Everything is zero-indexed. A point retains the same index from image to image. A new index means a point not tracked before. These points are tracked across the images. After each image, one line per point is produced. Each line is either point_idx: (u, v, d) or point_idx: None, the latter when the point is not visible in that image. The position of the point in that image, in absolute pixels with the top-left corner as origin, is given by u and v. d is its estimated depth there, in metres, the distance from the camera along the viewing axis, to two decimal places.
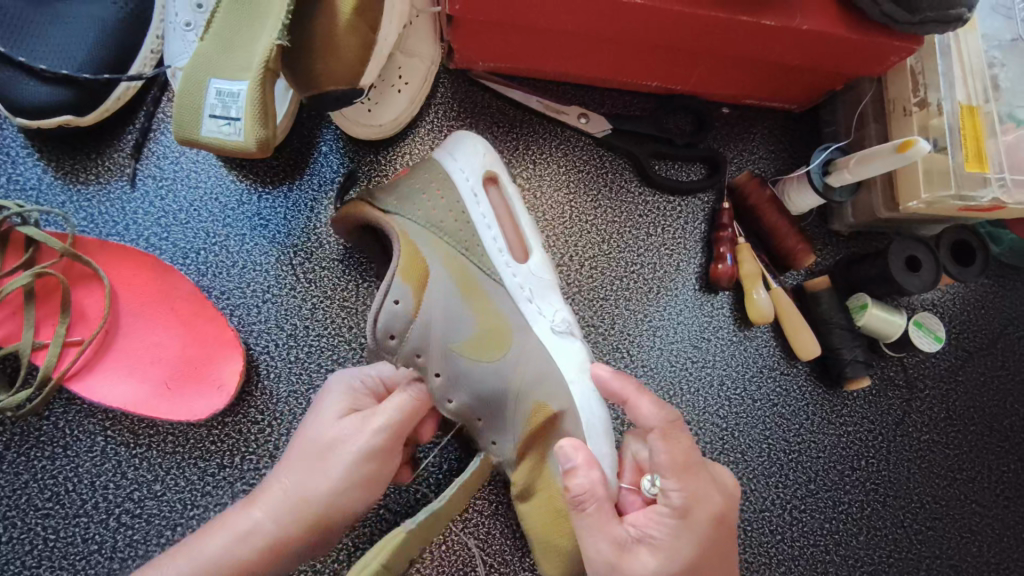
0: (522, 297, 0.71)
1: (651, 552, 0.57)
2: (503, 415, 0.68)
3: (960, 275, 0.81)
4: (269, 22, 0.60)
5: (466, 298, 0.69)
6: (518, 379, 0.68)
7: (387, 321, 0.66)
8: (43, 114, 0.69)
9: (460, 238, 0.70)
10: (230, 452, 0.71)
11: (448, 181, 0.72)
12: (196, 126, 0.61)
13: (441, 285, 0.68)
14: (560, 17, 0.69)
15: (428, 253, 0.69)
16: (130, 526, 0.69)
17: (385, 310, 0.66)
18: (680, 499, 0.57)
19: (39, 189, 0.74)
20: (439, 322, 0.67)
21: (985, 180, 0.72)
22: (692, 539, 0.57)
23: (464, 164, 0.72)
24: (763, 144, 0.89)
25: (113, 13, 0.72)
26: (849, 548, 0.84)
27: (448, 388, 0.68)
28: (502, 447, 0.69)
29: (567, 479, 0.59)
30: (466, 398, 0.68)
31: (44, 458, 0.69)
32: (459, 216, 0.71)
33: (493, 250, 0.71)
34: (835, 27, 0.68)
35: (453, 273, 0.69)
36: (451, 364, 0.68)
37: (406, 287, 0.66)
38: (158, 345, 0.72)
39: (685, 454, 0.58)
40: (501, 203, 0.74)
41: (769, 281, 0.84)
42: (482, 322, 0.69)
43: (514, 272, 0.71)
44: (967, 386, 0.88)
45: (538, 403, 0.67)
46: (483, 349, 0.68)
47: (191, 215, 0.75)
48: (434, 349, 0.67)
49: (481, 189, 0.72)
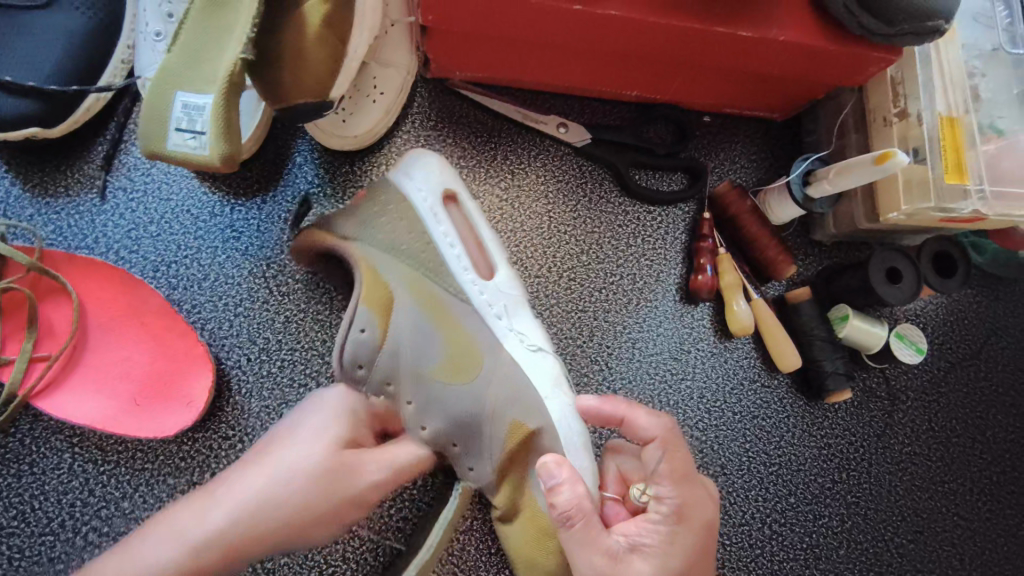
0: (492, 315, 0.69)
1: (645, 560, 0.56)
2: (478, 440, 0.66)
3: (941, 287, 0.80)
4: (235, 35, 0.59)
5: (434, 321, 0.68)
6: (492, 399, 0.66)
7: (353, 348, 0.67)
8: (8, 127, 0.68)
9: (422, 259, 0.69)
10: (200, 469, 0.70)
11: (404, 202, 0.70)
12: (162, 139, 0.60)
13: (409, 311, 0.68)
14: (534, 28, 0.68)
15: (390, 279, 0.68)
16: (97, 545, 0.68)
17: (351, 338, 0.67)
18: (673, 505, 0.59)
19: (7, 202, 0.73)
20: (408, 348, 0.67)
21: (964, 193, 0.71)
22: (689, 542, 0.58)
23: (421, 181, 0.70)
24: (743, 153, 0.88)
25: (81, 23, 0.70)
26: (830, 563, 0.83)
27: (420, 415, 0.67)
28: (480, 474, 0.67)
29: (551, 497, 0.56)
30: (439, 424, 0.67)
31: (10, 475, 0.68)
32: (422, 237, 0.69)
33: (458, 270, 0.69)
34: (811, 38, 0.67)
35: (419, 297, 0.68)
36: (421, 390, 0.67)
37: (369, 313, 0.67)
38: (126, 361, 0.71)
39: (684, 464, 0.62)
40: (465, 222, 0.73)
41: (750, 292, 0.83)
42: (451, 346, 0.67)
43: (480, 290, 0.70)
44: (949, 398, 0.87)
45: (513, 423, 0.65)
46: (453, 372, 0.67)
47: (162, 228, 0.74)
48: (404, 376, 0.67)
49: (440, 206, 0.70)
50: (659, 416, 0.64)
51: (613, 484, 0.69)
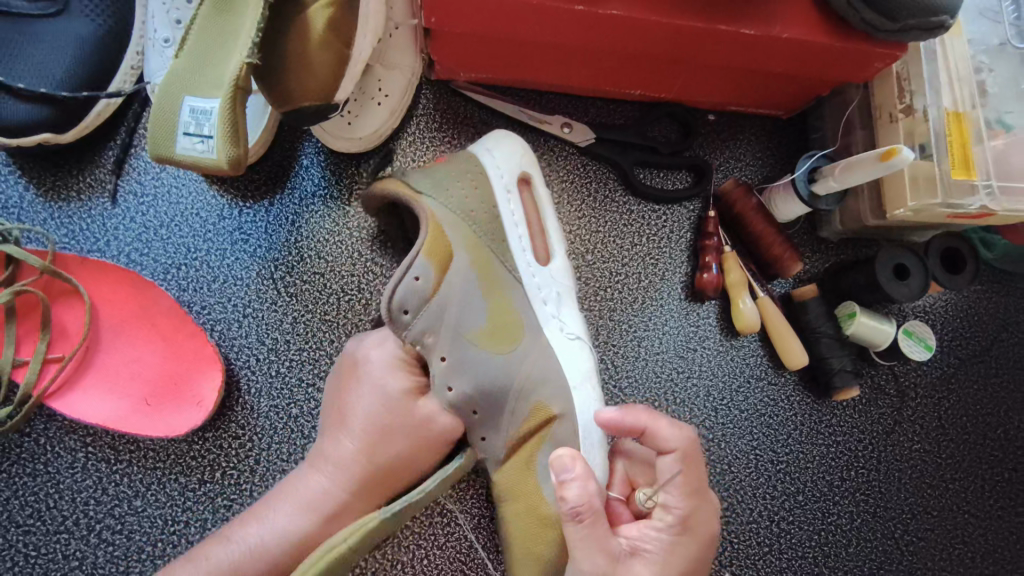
0: (538, 300, 0.71)
1: (645, 565, 0.57)
2: (500, 410, 0.67)
3: (949, 283, 0.79)
4: (241, 40, 0.60)
5: (484, 288, 0.68)
6: (525, 376, 0.67)
7: (403, 294, 0.65)
8: (22, 133, 0.70)
9: (487, 228, 0.70)
10: (211, 468, 0.71)
11: (483, 174, 0.71)
12: (170, 143, 0.61)
13: (463, 274, 0.67)
14: (537, 28, 0.69)
15: (453, 239, 0.67)
16: (111, 542, 0.69)
17: (404, 284, 0.65)
18: (679, 515, 0.59)
19: (21, 207, 0.74)
20: (454, 305, 0.67)
21: (971, 188, 0.71)
22: (691, 552, 0.59)
23: (502, 160, 0.72)
24: (749, 151, 0.88)
25: (91, 29, 0.72)
26: (838, 560, 0.83)
27: (450, 373, 0.66)
28: (492, 444, 0.67)
29: (561, 491, 0.56)
30: (466, 387, 0.66)
31: (26, 475, 0.70)
32: (491, 208, 0.70)
33: (517, 250, 0.71)
34: (814, 35, 0.67)
35: (475, 261, 0.68)
36: (458, 349, 0.67)
37: (428, 265, 0.65)
38: (138, 361, 0.72)
39: (698, 480, 0.61)
40: (532, 206, 0.74)
41: (756, 291, 0.83)
42: (496, 315, 0.68)
43: (532, 274, 0.71)
44: (959, 395, 0.86)
45: (538, 404, 0.67)
46: (496, 341, 0.67)
47: (172, 230, 0.75)
48: (445, 331, 0.66)
49: (515, 186, 0.72)
50: (683, 429, 0.62)
51: (619, 484, 0.68)
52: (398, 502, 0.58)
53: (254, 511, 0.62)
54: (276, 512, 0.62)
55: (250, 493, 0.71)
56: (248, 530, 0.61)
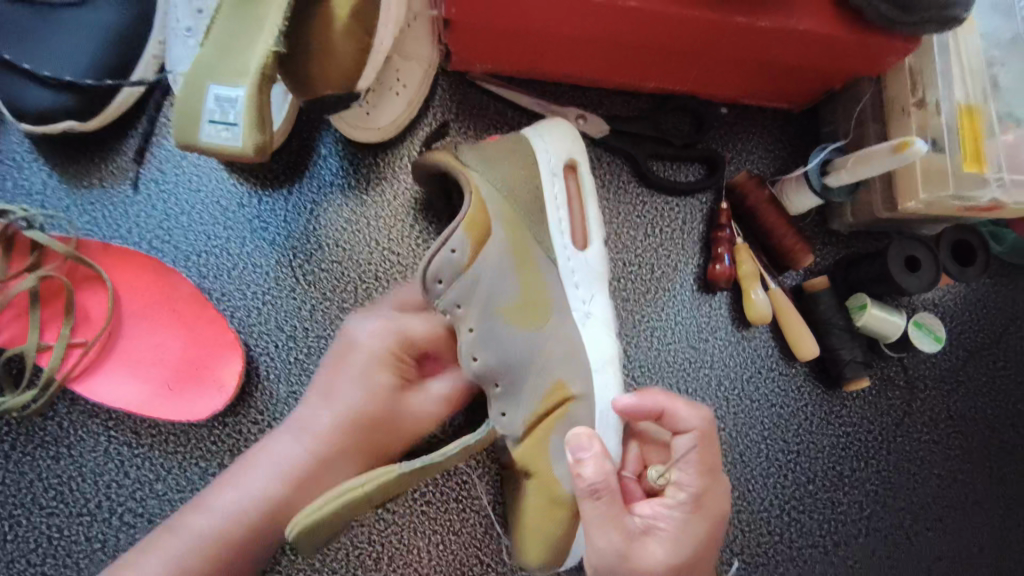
0: (572, 282, 0.71)
1: (659, 543, 0.59)
2: (522, 385, 0.68)
3: (959, 275, 0.81)
4: (266, 29, 0.61)
5: (517, 264, 0.69)
6: (550, 354, 0.68)
7: (438, 266, 0.66)
8: (48, 120, 0.71)
9: (526, 209, 0.70)
10: (231, 452, 0.72)
11: (530, 157, 0.71)
12: (195, 131, 0.62)
13: (498, 251, 0.68)
14: (555, 19, 0.69)
15: (494, 216, 0.68)
16: (132, 525, 0.71)
17: (440, 257, 0.66)
18: (691, 493, 0.61)
19: (43, 194, 0.75)
20: (486, 280, 0.67)
21: (983, 180, 0.72)
22: (700, 530, 0.60)
23: (550, 146, 0.72)
24: (761, 144, 0.89)
25: (113, 20, 0.73)
26: (849, 549, 0.84)
27: (476, 344, 0.68)
28: (511, 421, 0.67)
29: (577, 468, 0.59)
30: (491, 359, 0.67)
31: (49, 457, 0.71)
32: (535, 190, 0.71)
33: (557, 236, 0.71)
34: (830, 28, 0.68)
35: (513, 240, 0.69)
36: (488, 322, 0.68)
37: (466, 238, 0.66)
38: (159, 347, 0.73)
39: (714, 459, 0.62)
40: (574, 193, 0.74)
41: (768, 282, 0.83)
42: (528, 292, 0.69)
43: (569, 257, 0.71)
44: (968, 386, 0.87)
45: (558, 381, 0.67)
46: (524, 317, 0.68)
47: (193, 218, 0.76)
48: (475, 304, 0.68)
49: (560, 171, 0.72)
50: (701, 408, 0.63)
51: (632, 462, 0.68)
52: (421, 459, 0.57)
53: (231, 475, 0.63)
54: (260, 475, 0.62)
55: None
56: (228, 495, 0.62)
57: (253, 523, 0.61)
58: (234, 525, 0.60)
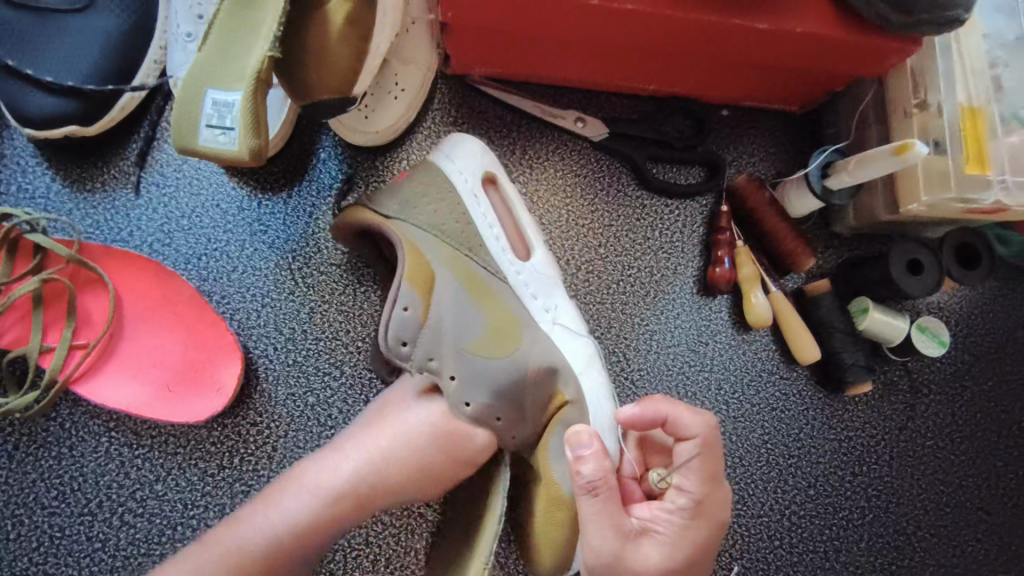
0: (527, 294, 0.72)
1: (655, 545, 0.59)
2: (523, 407, 0.67)
3: (963, 278, 0.80)
4: (262, 34, 0.62)
5: (474, 297, 0.69)
6: (536, 367, 0.68)
7: (396, 326, 0.65)
8: (49, 125, 0.72)
9: (463, 238, 0.71)
10: (230, 453, 0.73)
11: (447, 184, 0.72)
12: (191, 135, 0.63)
13: (450, 289, 0.68)
14: (551, 23, 0.70)
15: (431, 257, 0.69)
16: (132, 525, 0.71)
17: (395, 317, 0.65)
18: (692, 500, 0.60)
19: (47, 197, 0.76)
20: (448, 324, 0.67)
21: (986, 183, 0.71)
22: (699, 536, 0.60)
23: (463, 167, 0.73)
24: (763, 146, 0.88)
25: (116, 25, 0.73)
26: (850, 555, 0.83)
27: (464, 388, 0.66)
28: (524, 439, 0.67)
29: (577, 465, 0.58)
30: (483, 397, 0.66)
31: (51, 458, 0.72)
32: (463, 215, 0.72)
33: (497, 252, 0.72)
34: (828, 29, 0.67)
35: (458, 273, 0.70)
36: (464, 363, 0.66)
37: (414, 292, 0.66)
38: (159, 350, 0.74)
39: (717, 467, 0.61)
40: (503, 206, 0.76)
41: (768, 285, 0.83)
42: (491, 320, 0.69)
43: (518, 270, 0.73)
44: (974, 391, 0.86)
45: (552, 389, 0.68)
46: (496, 345, 0.68)
47: (193, 221, 0.77)
48: (445, 351, 0.66)
49: (481, 189, 0.73)
50: (702, 414, 0.62)
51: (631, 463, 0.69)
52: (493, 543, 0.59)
53: (271, 492, 0.62)
54: (301, 492, 0.61)
55: (267, 479, 0.73)
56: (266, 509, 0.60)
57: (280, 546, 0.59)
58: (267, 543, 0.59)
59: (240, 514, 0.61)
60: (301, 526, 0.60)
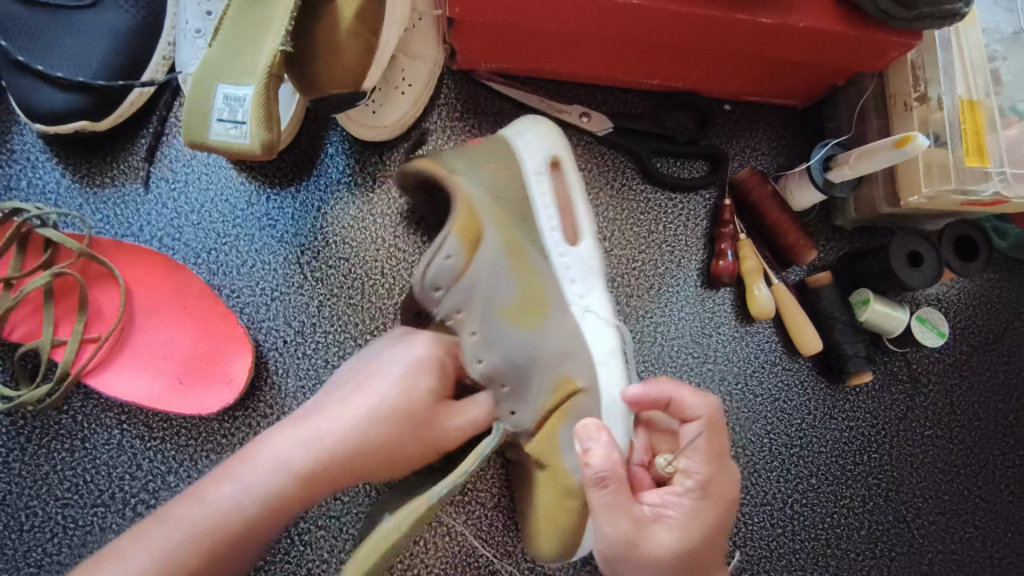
0: (566, 277, 0.73)
1: (666, 530, 0.59)
2: (527, 384, 0.67)
3: (962, 270, 0.81)
4: (274, 29, 0.63)
5: (513, 267, 0.70)
6: (551, 352, 0.68)
7: (435, 272, 0.68)
8: (60, 119, 0.73)
9: (512, 210, 0.72)
10: (240, 446, 0.74)
11: (507, 158, 0.73)
12: (204, 129, 0.64)
13: (492, 252, 0.70)
14: (558, 18, 0.70)
15: (484, 218, 0.70)
16: (145, 516, 0.72)
17: (436, 263, 0.68)
18: (699, 480, 0.61)
19: (57, 192, 0.77)
20: (484, 282, 0.69)
21: (985, 175, 0.72)
22: (709, 518, 0.61)
23: (533, 146, 0.74)
24: (765, 140, 0.89)
25: (126, 21, 0.74)
26: (851, 543, 0.84)
27: (480, 348, 0.68)
28: (522, 418, 0.66)
29: (584, 457, 0.59)
30: (497, 361, 0.68)
31: (64, 450, 0.72)
32: (519, 190, 0.73)
33: (546, 229, 0.73)
34: (831, 24, 0.68)
35: (506, 241, 0.71)
36: (489, 325, 0.68)
37: (458, 243, 0.69)
38: (170, 343, 0.74)
39: (721, 446, 0.63)
40: (562, 188, 0.76)
41: (771, 278, 0.84)
42: (524, 295, 0.70)
43: (562, 254, 0.73)
44: (972, 381, 0.87)
45: (562, 377, 0.68)
46: (525, 317, 0.69)
47: (202, 215, 0.78)
48: (473, 307, 0.69)
49: (544, 170, 0.74)
50: (705, 396, 0.65)
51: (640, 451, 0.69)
52: (447, 485, 0.56)
53: (226, 469, 0.59)
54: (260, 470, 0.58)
55: None
56: (226, 487, 0.58)
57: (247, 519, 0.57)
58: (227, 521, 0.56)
59: (200, 491, 0.58)
60: (266, 501, 0.57)
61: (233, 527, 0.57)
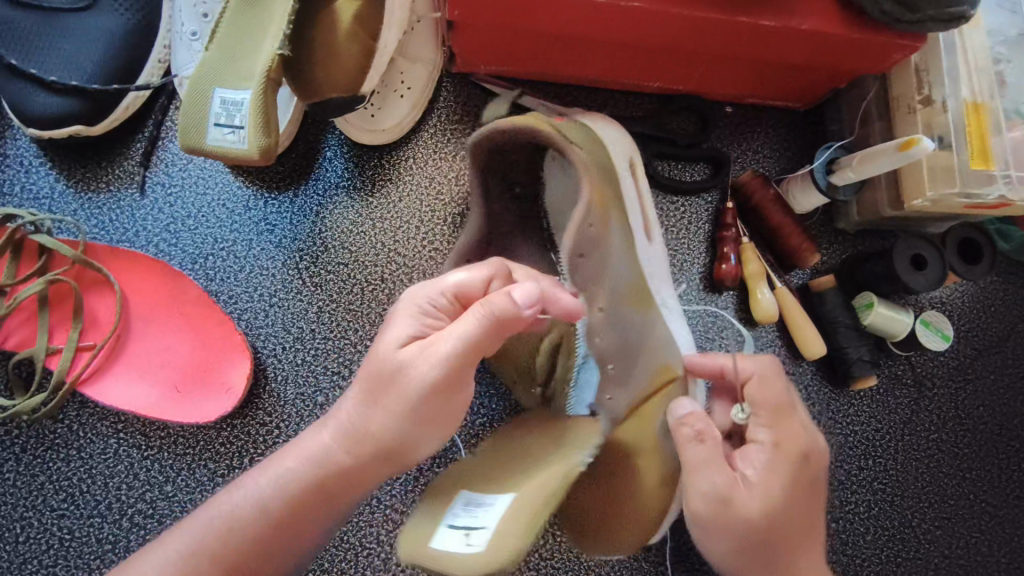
0: (651, 275, 0.73)
1: (749, 490, 0.56)
2: (631, 366, 0.70)
3: (967, 273, 0.80)
4: (271, 32, 0.62)
5: (636, 249, 0.72)
6: (655, 340, 0.70)
7: (579, 239, 0.68)
8: (54, 124, 0.72)
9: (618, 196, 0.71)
10: (239, 454, 0.73)
11: (601, 144, 0.72)
12: (201, 135, 0.63)
13: (620, 229, 0.71)
14: (559, 20, 0.69)
15: (615, 191, 0.71)
16: (142, 527, 0.71)
17: (579, 226, 0.67)
18: (769, 435, 0.59)
19: (52, 198, 0.76)
20: (613, 260, 0.70)
21: (989, 178, 0.72)
22: (787, 477, 0.57)
23: (612, 140, 0.74)
24: (767, 143, 0.88)
25: (120, 25, 0.73)
26: (856, 548, 0.83)
27: (602, 325, 0.69)
28: (617, 403, 0.69)
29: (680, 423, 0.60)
30: (612, 341, 0.69)
31: (59, 460, 0.71)
32: (612, 180, 0.71)
33: (633, 223, 0.72)
34: (834, 27, 0.68)
35: (627, 221, 0.72)
36: (614, 301, 0.70)
37: (596, 211, 0.68)
38: (167, 350, 0.73)
39: (783, 397, 0.60)
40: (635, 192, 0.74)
41: (774, 281, 0.83)
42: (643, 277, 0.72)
43: (648, 256, 0.73)
44: (976, 385, 0.87)
45: (663, 363, 0.69)
46: (638, 302, 0.71)
47: (199, 221, 0.77)
48: (604, 282, 0.70)
49: (627, 169, 0.73)
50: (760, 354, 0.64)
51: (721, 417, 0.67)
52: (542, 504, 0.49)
53: (267, 461, 0.57)
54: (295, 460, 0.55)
55: None
56: (257, 481, 0.56)
57: (282, 510, 0.55)
58: (257, 514, 0.54)
59: (240, 480, 0.58)
60: (298, 490, 0.55)
61: (263, 522, 0.54)
